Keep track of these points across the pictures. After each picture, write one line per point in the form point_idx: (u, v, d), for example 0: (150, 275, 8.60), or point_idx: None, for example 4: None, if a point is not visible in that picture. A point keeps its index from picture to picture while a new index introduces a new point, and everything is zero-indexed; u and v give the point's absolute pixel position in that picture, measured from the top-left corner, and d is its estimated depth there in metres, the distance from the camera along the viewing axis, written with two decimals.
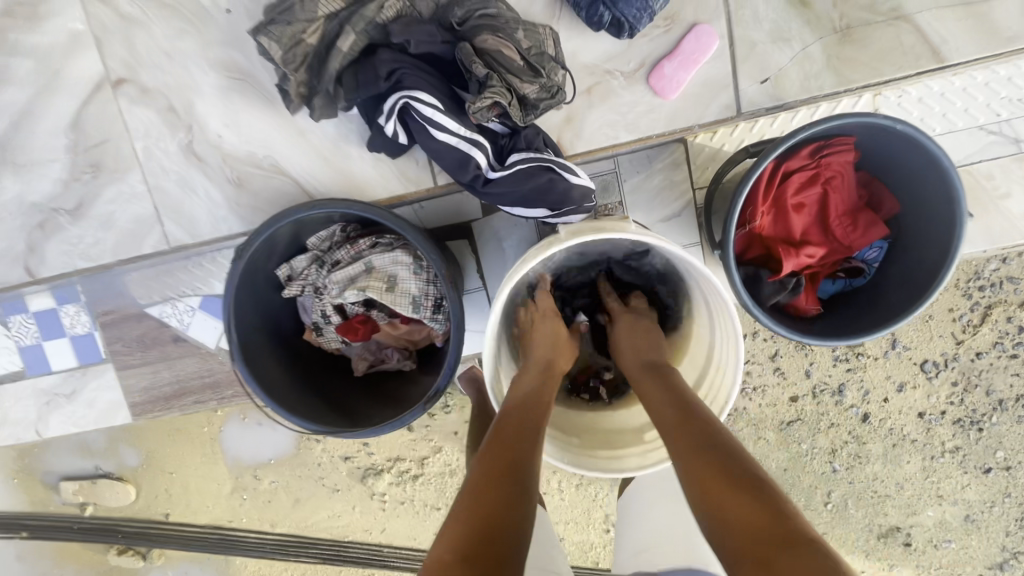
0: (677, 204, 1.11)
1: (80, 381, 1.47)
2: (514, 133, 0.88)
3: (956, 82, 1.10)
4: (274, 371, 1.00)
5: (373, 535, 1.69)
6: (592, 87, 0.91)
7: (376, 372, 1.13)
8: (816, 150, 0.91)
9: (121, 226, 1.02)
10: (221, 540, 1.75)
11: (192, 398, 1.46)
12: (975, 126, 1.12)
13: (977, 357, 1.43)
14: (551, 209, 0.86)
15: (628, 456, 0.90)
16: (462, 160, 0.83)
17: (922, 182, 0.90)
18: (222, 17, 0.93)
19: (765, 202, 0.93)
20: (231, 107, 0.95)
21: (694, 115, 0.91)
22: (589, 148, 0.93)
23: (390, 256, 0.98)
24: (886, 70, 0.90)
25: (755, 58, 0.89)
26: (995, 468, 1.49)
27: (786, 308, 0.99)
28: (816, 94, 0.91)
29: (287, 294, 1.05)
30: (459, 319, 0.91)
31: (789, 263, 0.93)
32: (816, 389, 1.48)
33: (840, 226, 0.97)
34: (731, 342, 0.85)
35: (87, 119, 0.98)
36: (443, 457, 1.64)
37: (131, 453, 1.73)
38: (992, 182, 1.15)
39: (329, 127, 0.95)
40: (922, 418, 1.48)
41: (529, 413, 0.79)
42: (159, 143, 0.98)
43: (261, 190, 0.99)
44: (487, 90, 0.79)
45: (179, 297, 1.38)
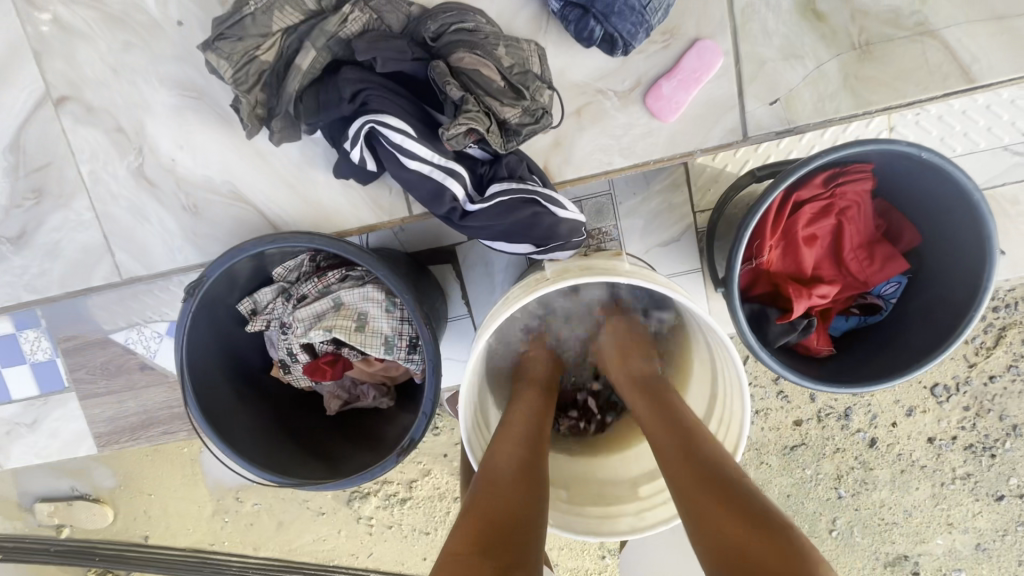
0: (676, 228, 1.02)
1: (42, 410, 1.38)
2: (495, 160, 0.79)
3: (979, 99, 1.01)
4: (235, 414, 0.92)
5: (359, 559, 1.61)
6: (581, 108, 0.82)
7: (351, 410, 1.05)
8: (830, 178, 0.82)
9: (69, 256, 0.93)
10: (203, 562, 1.66)
11: (160, 427, 1.37)
12: (999, 146, 1.04)
13: (990, 381, 1.35)
14: (537, 244, 0.78)
15: (621, 515, 0.81)
16: (436, 191, 0.74)
17: (946, 215, 0.81)
18: (173, 30, 0.84)
19: (774, 235, 0.84)
20: (186, 129, 0.87)
21: (695, 139, 0.82)
22: (580, 174, 0.84)
23: (360, 291, 0.90)
24: (908, 90, 0.80)
25: (763, 76, 0.81)
26: (1008, 496, 1.40)
27: (795, 347, 0.91)
28: (832, 117, 0.82)
29: (251, 330, 0.96)
30: (435, 365, 0.82)
31: (802, 304, 0.84)
32: (821, 413, 1.40)
33: (855, 259, 0.88)
34: (735, 395, 0.77)
35: (29, 140, 0.89)
36: (432, 479, 1.54)
37: (104, 474, 1.62)
38: (1016, 207, 1.07)
39: (292, 150, 0.86)
40: (933, 443, 1.39)
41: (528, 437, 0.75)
42: (107, 167, 0.89)
43: (219, 219, 0.90)
44: (462, 116, 0.71)
45: (145, 323, 1.29)
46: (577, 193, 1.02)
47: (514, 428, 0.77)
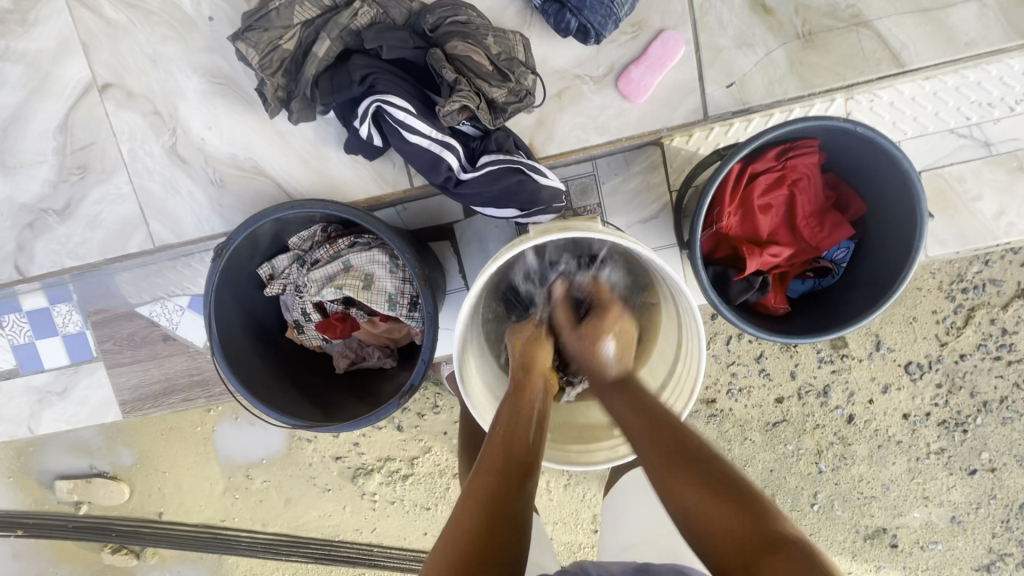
0: (654, 206, 1.13)
1: (71, 379, 1.49)
2: (485, 136, 0.90)
3: (926, 87, 1.09)
4: (255, 367, 1.02)
5: (363, 534, 1.70)
6: (562, 91, 0.94)
7: (358, 369, 1.15)
8: (781, 153, 0.93)
9: (108, 225, 1.05)
10: (214, 538, 1.75)
11: (180, 396, 1.48)
12: (945, 129, 1.11)
13: (961, 359, 1.44)
14: (521, 209, 0.89)
15: (596, 450, 0.92)
16: (434, 162, 0.86)
17: (885, 185, 0.92)
18: (204, 24, 0.96)
19: (733, 202, 0.95)
20: (214, 111, 0.99)
21: (661, 118, 0.93)
22: (561, 150, 0.96)
23: (367, 255, 1.01)
24: (848, 75, 0.93)
25: (720, 62, 0.92)
26: (980, 470, 1.50)
27: (755, 306, 1.01)
28: (781, 98, 0.94)
29: (269, 292, 1.07)
30: (432, 316, 0.92)
31: (755, 262, 0.95)
32: (801, 391, 1.49)
33: (807, 226, 0.99)
34: (693, 340, 0.87)
35: (76, 121, 1.01)
36: (432, 457, 1.65)
37: (125, 451, 1.73)
38: (963, 185, 1.14)
39: (308, 131, 0.98)
40: (907, 419, 1.49)
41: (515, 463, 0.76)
42: (144, 145, 1.01)
43: (242, 191, 1.02)
44: (456, 94, 0.82)
45: (168, 297, 1.40)
46: (563, 173, 1.12)
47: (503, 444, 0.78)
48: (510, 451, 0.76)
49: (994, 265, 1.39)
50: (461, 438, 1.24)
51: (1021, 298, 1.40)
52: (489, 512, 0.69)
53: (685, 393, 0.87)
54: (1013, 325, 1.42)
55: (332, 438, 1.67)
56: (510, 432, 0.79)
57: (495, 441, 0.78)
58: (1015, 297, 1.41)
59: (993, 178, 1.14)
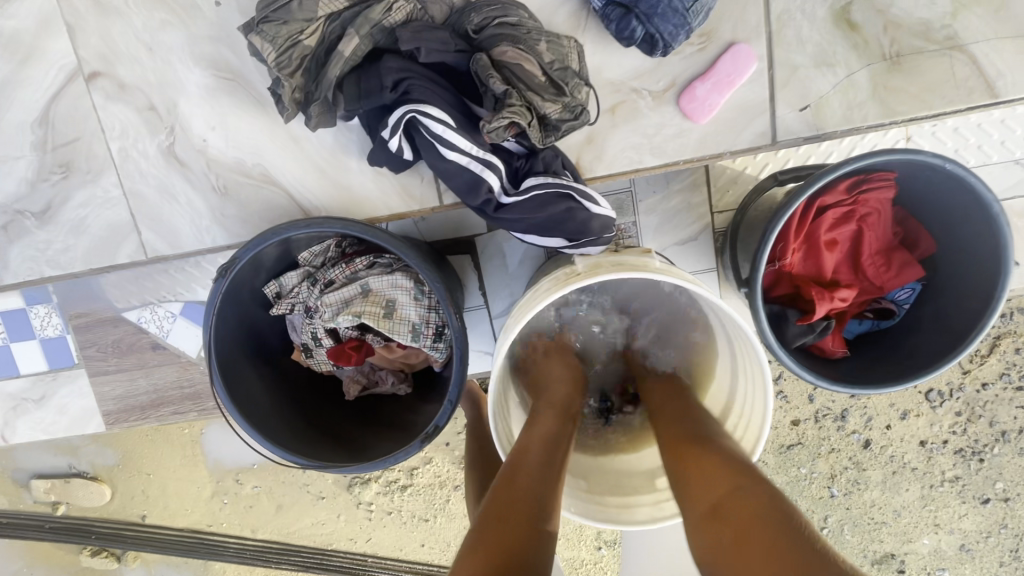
0: (695, 227, 1.05)
1: (50, 385, 1.37)
2: (531, 154, 0.81)
3: (996, 113, 1.00)
4: (258, 396, 0.93)
5: (358, 544, 1.62)
6: (616, 105, 0.83)
7: (369, 394, 1.06)
8: (853, 186, 0.85)
9: (94, 232, 0.93)
10: (200, 544, 1.66)
11: (170, 408, 1.37)
12: (1011, 160, 1.03)
13: (983, 388, 1.38)
14: (569, 239, 0.79)
15: (638, 506, 0.84)
16: (473, 182, 0.76)
17: (964, 225, 0.84)
18: (210, 9, 0.84)
19: (798, 238, 0.86)
20: (218, 109, 0.87)
21: (725, 141, 0.84)
22: (611, 171, 0.86)
23: (389, 279, 0.91)
24: (937, 104, 0.83)
25: (796, 82, 0.83)
26: (993, 499, 1.43)
27: (810, 349, 0.93)
28: (860, 124, 0.84)
29: (275, 313, 0.97)
30: (463, 354, 0.83)
31: (823, 306, 0.86)
32: (818, 414, 1.43)
33: (872, 265, 0.91)
34: (757, 394, 0.79)
35: (58, 114, 0.89)
36: (433, 468, 1.55)
37: (105, 452, 1.62)
38: (1022, 220, 1.07)
39: (326, 136, 0.87)
40: (924, 446, 1.42)
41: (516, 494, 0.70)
42: (137, 144, 0.89)
43: (249, 201, 0.90)
44: (506, 109, 0.72)
45: (158, 302, 1.29)
46: (599, 188, 1.04)
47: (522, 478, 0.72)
48: (509, 482, 0.71)
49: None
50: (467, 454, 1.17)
51: None
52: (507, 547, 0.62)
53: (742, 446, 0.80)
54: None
55: None
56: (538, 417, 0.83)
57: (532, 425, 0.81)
58: None
59: None
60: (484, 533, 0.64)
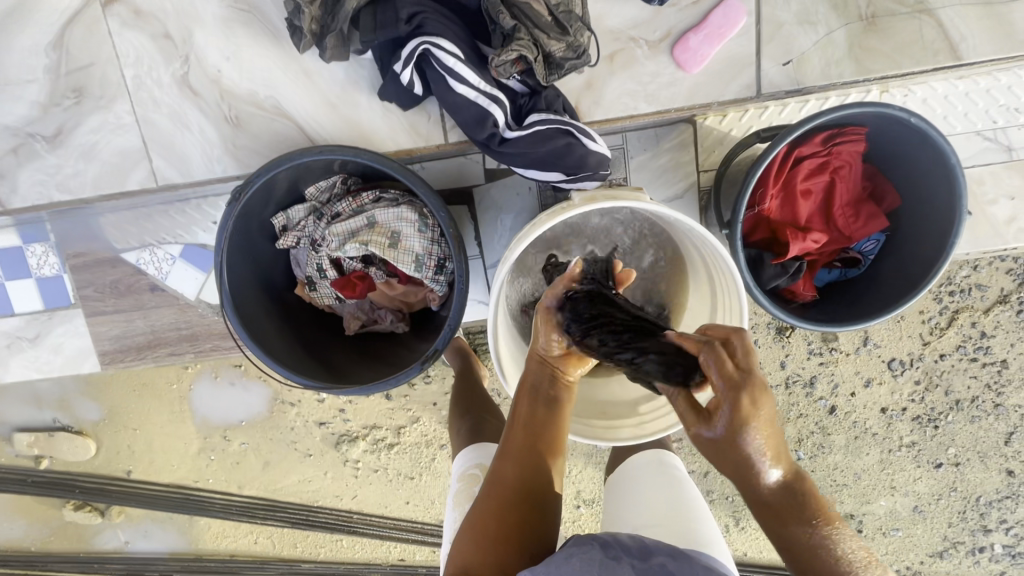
0: (681, 184, 1.08)
1: (45, 326, 1.37)
2: (534, 93, 0.86)
3: (960, 86, 1.06)
4: (264, 324, 0.97)
5: (344, 500, 1.64)
6: (614, 53, 0.95)
7: (367, 332, 1.10)
8: (828, 138, 0.92)
9: (105, 158, 0.97)
10: (186, 499, 1.67)
11: (166, 350, 1.38)
12: (972, 131, 1.09)
13: (940, 359, 1.45)
14: (566, 173, 0.85)
15: (622, 428, 0.91)
16: (480, 116, 0.82)
17: (926, 179, 0.92)
18: None
19: (776, 185, 0.94)
20: (233, 40, 0.92)
21: (714, 92, 0.97)
22: (607, 116, 0.97)
23: (394, 211, 0.96)
24: (905, 62, 0.97)
25: (780, 38, 0.95)
26: (945, 464, 1.52)
27: (783, 292, 1.01)
28: (837, 80, 0.97)
29: (281, 245, 1.02)
30: (465, 277, 0.89)
31: (796, 247, 0.94)
32: (789, 380, 1.49)
33: (843, 215, 0.98)
34: (733, 322, 0.86)
35: (73, 39, 0.93)
36: (420, 427, 1.57)
37: (91, 407, 1.61)
38: (981, 188, 1.12)
39: (338, 70, 0.92)
40: (885, 413, 1.50)
41: (507, 489, 0.70)
42: (151, 73, 0.94)
43: (260, 132, 0.95)
44: (514, 43, 0.78)
45: (158, 245, 1.30)
46: None
47: (508, 472, 0.71)
48: (502, 476, 0.71)
49: (982, 270, 1.38)
50: (453, 399, 1.17)
51: (1003, 304, 1.40)
52: (493, 535, 0.68)
53: None
54: (992, 330, 1.43)
55: (317, 403, 1.58)
56: (535, 366, 0.79)
57: (523, 389, 0.77)
58: (997, 303, 1.40)
59: (1013, 183, 1.11)
60: (479, 519, 0.70)
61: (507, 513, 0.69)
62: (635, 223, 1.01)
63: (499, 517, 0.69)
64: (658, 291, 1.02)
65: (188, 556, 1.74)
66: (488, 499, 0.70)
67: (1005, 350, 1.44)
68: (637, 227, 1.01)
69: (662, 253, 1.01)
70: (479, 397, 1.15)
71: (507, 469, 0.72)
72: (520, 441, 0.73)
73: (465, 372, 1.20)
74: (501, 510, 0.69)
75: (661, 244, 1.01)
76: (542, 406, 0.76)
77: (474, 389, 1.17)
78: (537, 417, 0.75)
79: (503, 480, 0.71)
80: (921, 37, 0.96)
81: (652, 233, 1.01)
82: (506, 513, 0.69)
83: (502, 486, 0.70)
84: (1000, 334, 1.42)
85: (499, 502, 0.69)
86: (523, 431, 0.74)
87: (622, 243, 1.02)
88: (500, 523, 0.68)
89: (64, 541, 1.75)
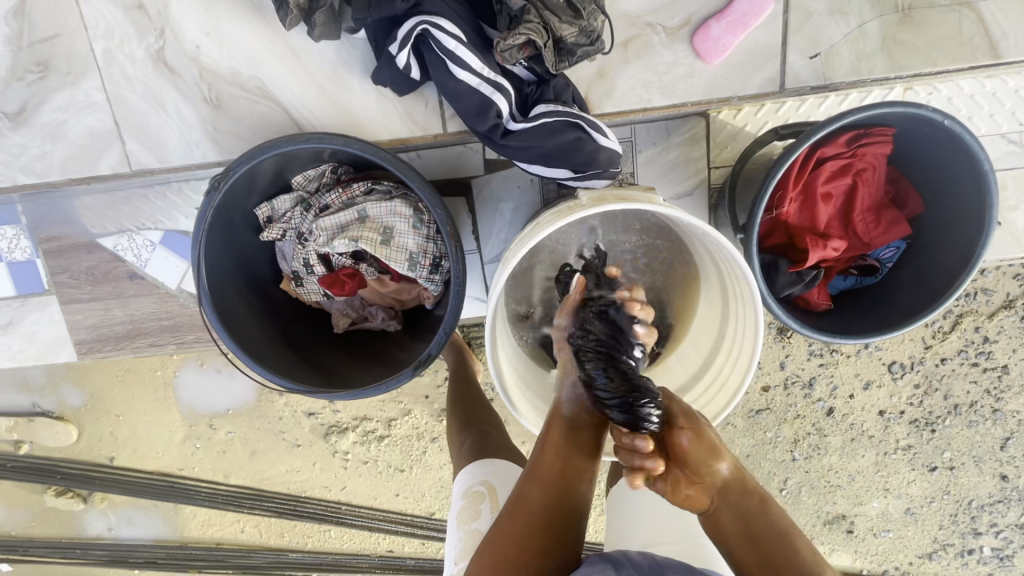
0: (691, 182, 1.02)
1: (17, 312, 1.29)
2: (542, 82, 0.80)
3: (988, 85, 1.00)
4: (247, 321, 0.91)
5: (333, 492, 1.60)
6: (629, 40, 0.89)
7: (357, 330, 1.04)
8: (853, 139, 0.87)
9: (73, 138, 0.90)
10: (171, 488, 1.62)
11: (146, 340, 1.31)
12: (998, 133, 1.03)
13: (942, 363, 1.40)
14: (574, 171, 0.78)
15: None
16: (483, 105, 0.76)
17: (953, 186, 0.87)
18: None
19: (795, 187, 0.88)
20: (214, 14, 0.84)
21: (734, 86, 0.91)
22: (619, 108, 0.92)
23: (388, 205, 0.90)
24: (939, 59, 0.91)
25: (808, 29, 0.89)
26: (940, 467, 1.49)
27: (795, 300, 0.96)
28: (866, 77, 0.91)
29: (266, 238, 0.95)
30: (462, 280, 0.83)
31: (815, 254, 0.89)
32: (787, 381, 1.44)
33: (863, 221, 0.93)
34: (748, 334, 0.81)
35: (36, 6, 0.85)
36: (412, 419, 1.52)
37: (74, 392, 1.55)
38: (1003, 193, 1.07)
39: (329, 51, 0.85)
40: (882, 416, 1.46)
41: (533, 513, 0.66)
42: (123, 46, 0.86)
43: (243, 116, 0.89)
44: (522, 26, 0.71)
45: (136, 230, 1.22)
46: None
47: (536, 496, 0.68)
48: (530, 499, 0.67)
49: (989, 274, 1.32)
50: (450, 401, 1.11)
51: (1008, 309, 1.35)
52: (515, 560, 0.64)
53: (728, 385, 0.84)
54: (994, 335, 1.38)
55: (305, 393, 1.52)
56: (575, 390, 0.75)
57: (561, 410, 0.74)
58: (1002, 307, 1.35)
59: None
60: (500, 542, 0.65)
61: (531, 539, 0.65)
62: (645, 225, 0.95)
63: (522, 542, 0.65)
64: (666, 297, 0.97)
65: (172, 544, 1.68)
66: (510, 522, 0.66)
67: (1006, 355, 1.39)
68: (648, 230, 0.95)
69: (673, 258, 0.96)
70: (478, 402, 1.09)
71: (534, 493, 0.68)
72: (551, 465, 0.70)
73: (462, 372, 1.15)
74: (525, 535, 0.65)
75: (672, 248, 0.95)
76: (578, 432, 0.72)
77: (473, 392, 1.11)
78: (575, 443, 0.71)
79: (530, 503, 0.67)
80: (957, 32, 0.90)
81: (664, 236, 0.95)
82: (530, 539, 0.65)
83: (528, 510, 0.66)
84: (1003, 339, 1.37)
85: (523, 525, 0.66)
86: (556, 454, 0.70)
87: (632, 246, 0.96)
88: (523, 548, 0.64)
89: (45, 527, 1.69)
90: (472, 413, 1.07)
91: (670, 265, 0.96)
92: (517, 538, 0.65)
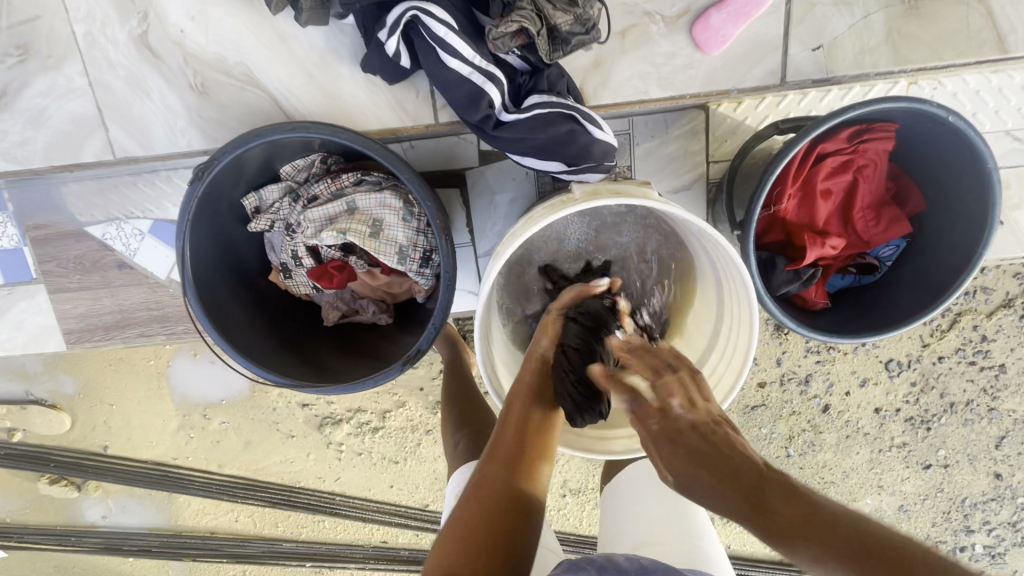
0: (690, 176, 1.00)
1: (5, 301, 1.28)
2: (535, 72, 0.78)
3: (993, 81, 0.98)
4: (234, 313, 0.89)
5: (326, 483, 1.59)
6: (627, 30, 0.87)
7: (347, 324, 1.02)
8: (855, 135, 0.85)
9: (56, 124, 0.88)
10: (164, 477, 1.61)
11: (136, 330, 1.30)
12: (1002, 130, 1.01)
13: (938, 361, 1.39)
14: (567, 163, 0.76)
15: (616, 439, 0.85)
16: (474, 95, 0.73)
17: (955, 183, 0.85)
18: None
19: (794, 183, 0.86)
20: None
21: (734, 78, 0.88)
22: (615, 100, 0.89)
23: (377, 197, 0.88)
24: (945, 52, 0.88)
25: (812, 20, 0.87)
26: (934, 465, 1.48)
27: (792, 298, 0.95)
28: (870, 71, 0.89)
29: (253, 229, 0.94)
30: (452, 275, 0.81)
31: (813, 252, 0.88)
32: (783, 377, 1.43)
33: (863, 218, 0.91)
34: (742, 331, 0.79)
35: None
36: (406, 412, 1.51)
37: (67, 380, 1.53)
38: (1006, 191, 1.05)
39: (317, 38, 0.83)
40: (878, 413, 1.45)
41: (498, 490, 0.62)
42: (105, 30, 0.84)
43: (229, 103, 0.86)
44: (514, 14, 0.69)
45: (125, 219, 1.20)
46: None
47: (499, 473, 0.64)
48: (494, 477, 0.63)
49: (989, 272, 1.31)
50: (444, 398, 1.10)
51: (1007, 308, 1.34)
52: (480, 543, 0.58)
53: (723, 384, 0.82)
54: (992, 334, 1.37)
55: None
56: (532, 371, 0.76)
57: (518, 386, 0.73)
58: (1001, 306, 1.34)
59: None
60: (463, 526, 0.59)
61: (498, 519, 0.60)
62: (641, 222, 0.93)
63: (488, 523, 0.59)
64: (660, 295, 0.96)
65: (166, 532, 1.67)
66: (474, 504, 0.61)
67: (1004, 354, 1.38)
68: (642, 227, 0.94)
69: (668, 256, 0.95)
70: (472, 399, 1.08)
71: (497, 473, 0.64)
72: (513, 441, 0.67)
73: (456, 370, 1.13)
74: (492, 515, 0.60)
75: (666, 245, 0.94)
76: (536, 408, 0.71)
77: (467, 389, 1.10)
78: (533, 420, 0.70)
79: (495, 481, 0.63)
80: (963, 26, 0.88)
81: (660, 233, 0.93)
82: (497, 518, 0.60)
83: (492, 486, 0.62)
84: (1001, 338, 1.36)
85: (488, 505, 0.61)
86: (516, 430, 0.68)
87: (626, 243, 0.95)
88: (487, 530, 0.59)
89: (38, 515, 1.68)
90: (466, 410, 1.05)
91: (665, 262, 0.95)
92: (481, 520, 0.60)
